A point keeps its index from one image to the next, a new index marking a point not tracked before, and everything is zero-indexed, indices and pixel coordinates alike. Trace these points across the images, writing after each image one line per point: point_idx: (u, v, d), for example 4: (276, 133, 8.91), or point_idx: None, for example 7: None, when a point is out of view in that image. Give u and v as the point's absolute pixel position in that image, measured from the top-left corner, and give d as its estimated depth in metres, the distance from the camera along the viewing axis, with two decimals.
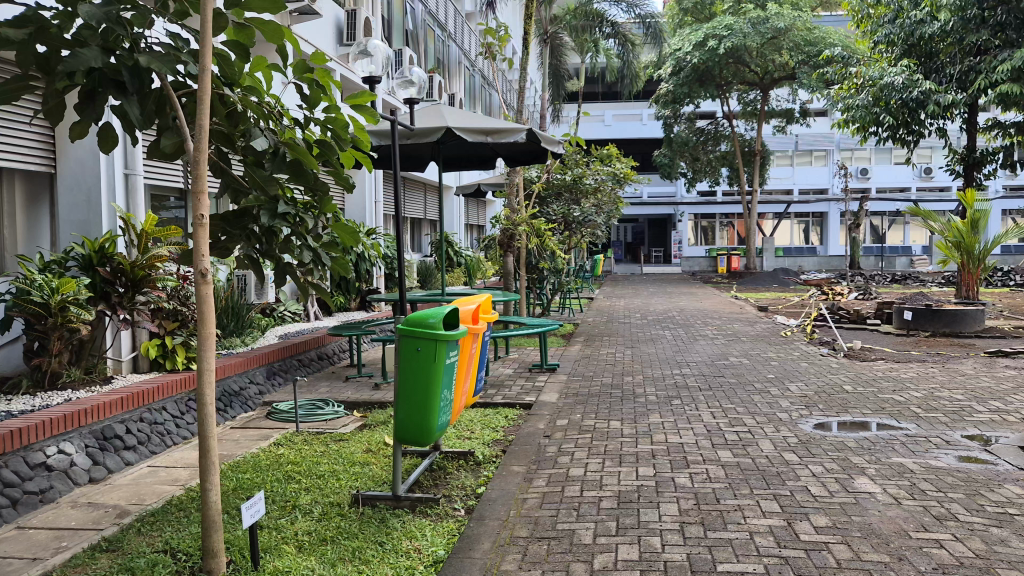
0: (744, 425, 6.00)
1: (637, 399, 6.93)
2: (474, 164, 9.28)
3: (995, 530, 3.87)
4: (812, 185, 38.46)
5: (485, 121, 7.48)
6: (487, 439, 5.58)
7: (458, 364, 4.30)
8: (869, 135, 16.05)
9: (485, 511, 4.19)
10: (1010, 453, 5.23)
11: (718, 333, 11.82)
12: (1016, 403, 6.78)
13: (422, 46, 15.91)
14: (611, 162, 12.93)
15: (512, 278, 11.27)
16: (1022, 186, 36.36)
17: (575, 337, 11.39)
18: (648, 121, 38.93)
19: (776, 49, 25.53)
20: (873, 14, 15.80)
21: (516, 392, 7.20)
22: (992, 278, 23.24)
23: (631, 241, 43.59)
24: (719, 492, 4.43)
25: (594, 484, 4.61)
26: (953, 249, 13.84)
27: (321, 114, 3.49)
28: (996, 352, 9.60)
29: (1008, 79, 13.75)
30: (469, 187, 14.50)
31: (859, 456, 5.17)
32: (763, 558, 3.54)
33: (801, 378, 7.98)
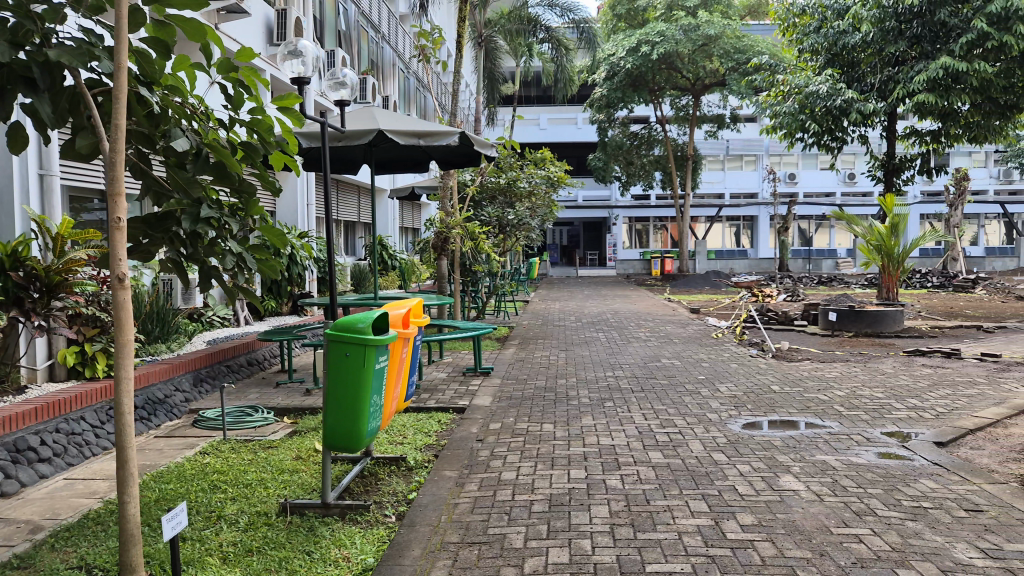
0: (675, 426, 6.10)
1: (569, 402, 6.97)
2: (408, 167, 9.23)
3: (910, 524, 4.01)
4: (743, 189, 39.34)
5: (419, 124, 7.46)
6: (419, 444, 5.54)
7: (388, 370, 4.27)
8: (795, 141, 16.52)
9: (415, 517, 4.16)
10: (925, 448, 5.43)
11: (651, 335, 11.99)
12: (931, 400, 7.05)
13: (355, 47, 15.76)
14: (545, 165, 12.89)
15: (446, 281, 11.24)
16: (938, 191, 37.83)
17: (510, 340, 11.41)
18: (583, 124, 39.35)
19: (707, 55, 26.12)
20: (799, 23, 16.27)
21: (450, 396, 7.18)
22: (911, 280, 24.13)
23: (567, 244, 43.86)
24: (649, 493, 4.50)
25: (525, 488, 4.62)
26: (875, 251, 14.31)
27: (247, 115, 3.39)
28: (914, 351, 9.94)
29: (925, 89, 14.30)
30: (403, 190, 14.41)
31: (784, 455, 5.30)
32: (690, 558, 3.59)
33: (731, 378, 8.16)
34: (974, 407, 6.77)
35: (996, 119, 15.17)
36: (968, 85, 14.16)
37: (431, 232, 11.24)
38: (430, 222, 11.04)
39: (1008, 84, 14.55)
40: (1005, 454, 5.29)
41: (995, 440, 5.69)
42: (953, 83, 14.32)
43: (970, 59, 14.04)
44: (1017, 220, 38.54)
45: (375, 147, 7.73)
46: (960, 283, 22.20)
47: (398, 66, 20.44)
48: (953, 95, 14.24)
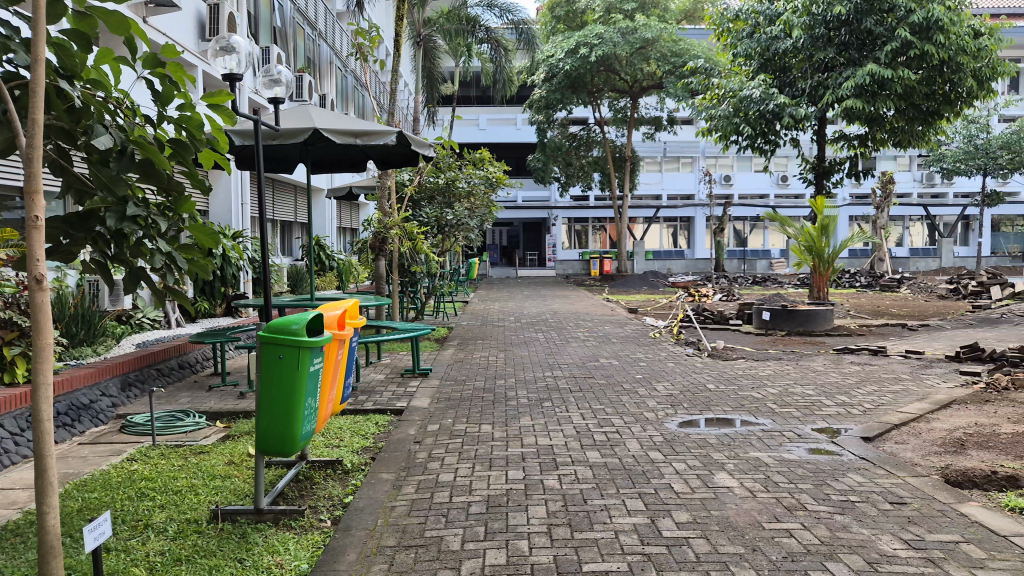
0: (612, 425, 6.15)
1: (508, 402, 6.98)
2: (345, 167, 9.12)
3: (838, 517, 4.11)
4: (680, 191, 39.92)
5: (355, 124, 7.38)
6: (356, 447, 5.48)
7: (323, 371, 4.20)
8: (730, 144, 16.81)
9: (352, 521, 4.09)
10: (852, 444, 5.59)
11: (589, 335, 12.06)
12: (858, 397, 7.27)
13: (291, 44, 15.49)
14: (484, 165, 12.83)
15: (384, 282, 11.12)
16: (866, 194, 39.01)
17: (449, 340, 11.35)
18: (522, 125, 39.47)
19: (644, 58, 26.47)
20: (733, 28, 16.55)
21: (388, 398, 7.10)
22: (841, 280, 24.81)
23: (507, 245, 43.86)
24: (587, 493, 4.52)
25: (463, 489, 4.60)
26: (806, 251, 14.66)
27: (175, 113, 3.26)
28: (844, 350, 10.19)
29: (853, 95, 14.72)
30: (340, 190, 14.21)
31: (719, 452, 5.39)
32: (627, 556, 3.62)
33: (667, 377, 8.25)
34: (899, 402, 7.00)
35: (919, 124, 15.72)
36: (893, 92, 14.63)
37: (369, 232, 11.11)
38: (368, 223, 10.93)
39: (930, 91, 15.09)
40: (926, 448, 5.48)
41: (918, 434, 5.89)
42: (879, 89, 14.78)
43: (895, 67, 14.54)
44: (939, 222, 40.08)
45: (310, 146, 7.61)
46: (886, 283, 22.95)
47: (335, 64, 20.15)
48: (879, 101, 14.70)
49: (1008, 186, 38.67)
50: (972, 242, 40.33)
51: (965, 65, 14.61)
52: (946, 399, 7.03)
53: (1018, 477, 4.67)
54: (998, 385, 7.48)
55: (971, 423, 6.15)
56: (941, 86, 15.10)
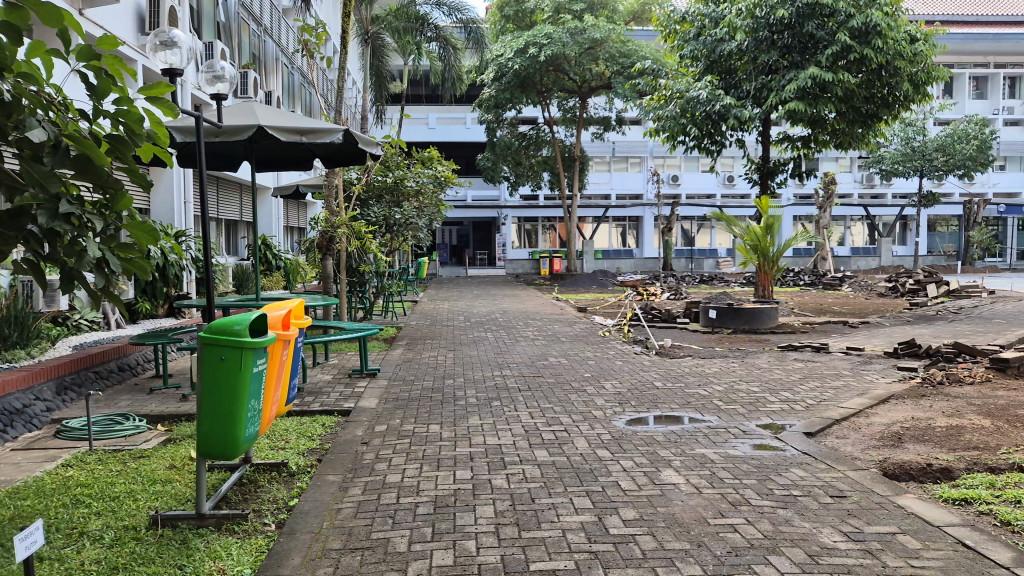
0: (561, 423, 6.17)
1: (457, 402, 6.95)
2: (291, 165, 8.99)
3: (781, 512, 4.19)
4: (628, 191, 40.30)
5: (300, 120, 7.26)
6: (302, 449, 5.40)
7: (267, 373, 4.13)
8: (678, 144, 16.96)
9: (297, 525, 4.03)
10: (795, 439, 5.70)
11: (538, 334, 12.08)
12: (801, 393, 7.41)
13: (235, 40, 15.20)
14: (432, 164, 12.91)
15: (332, 282, 11.00)
16: (809, 194, 39.87)
17: (398, 340, 11.27)
18: (472, 124, 39.43)
19: (593, 58, 26.65)
20: (680, 30, 16.73)
21: (335, 399, 7.02)
22: (785, 278, 25.29)
23: (456, 244, 43.79)
24: (534, 492, 4.51)
25: (410, 490, 4.56)
26: (751, 250, 14.90)
27: (112, 106, 3.16)
28: (787, 347, 10.37)
29: (796, 97, 15.01)
30: (287, 188, 14.00)
31: (666, 449, 5.45)
32: (574, 554, 3.64)
33: (616, 375, 8.32)
34: (840, 398, 7.16)
35: (859, 127, 16.11)
36: (834, 94, 14.98)
37: (316, 231, 10.98)
38: (315, 222, 10.79)
39: (869, 95, 15.47)
40: (866, 442, 5.62)
41: (857, 429, 6.03)
42: (820, 92, 15.10)
43: (836, 70, 14.88)
44: (878, 222, 41.17)
45: (254, 144, 7.47)
46: (829, 282, 23.48)
47: (281, 60, 19.82)
48: (821, 104, 15.01)
49: (943, 187, 39.95)
50: (910, 241, 41.54)
51: (902, 69, 15.02)
52: (884, 394, 7.21)
53: (951, 469, 4.82)
54: (934, 381, 7.72)
55: (908, 418, 6.33)
56: (880, 90, 15.50)
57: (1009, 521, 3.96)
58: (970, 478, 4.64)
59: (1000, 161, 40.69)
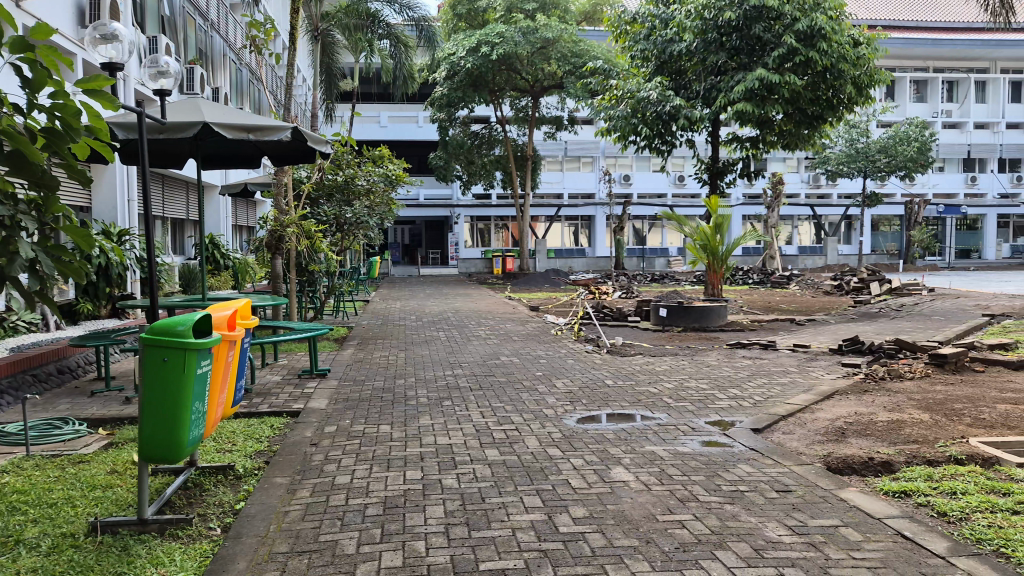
0: (511, 422, 6.18)
1: (407, 402, 6.91)
2: (239, 163, 8.84)
3: (728, 507, 4.25)
4: (581, 190, 40.54)
5: (248, 118, 7.16)
6: (249, 451, 5.32)
7: (212, 374, 4.05)
8: (629, 144, 17.08)
9: (242, 529, 3.97)
10: (742, 435, 5.79)
11: (490, 333, 12.09)
12: (749, 390, 7.52)
13: (180, 35, 14.89)
14: (384, 163, 12.73)
15: (281, 281, 10.84)
16: (757, 194, 40.55)
17: (349, 340, 11.17)
18: (424, 123, 39.32)
19: (545, 57, 26.76)
20: (630, 30, 16.88)
21: (283, 400, 6.92)
22: (734, 276, 25.67)
23: (409, 243, 43.59)
24: (485, 492, 4.51)
25: (359, 491, 4.52)
26: (701, 250, 15.07)
27: (47, 100, 3.04)
28: (736, 345, 10.52)
29: (743, 99, 15.25)
30: (235, 186, 13.76)
31: (617, 447, 5.48)
32: (523, 553, 3.64)
33: (567, 374, 8.35)
34: (786, 394, 7.29)
35: (805, 128, 16.43)
36: (781, 96, 15.27)
37: (265, 230, 10.83)
38: (263, 221, 10.65)
39: (814, 96, 15.78)
40: (810, 437, 5.73)
41: (803, 424, 6.15)
42: (767, 93, 15.37)
43: (782, 72, 15.16)
44: (824, 221, 42.04)
45: (200, 141, 7.32)
46: (777, 280, 23.91)
47: (228, 57, 19.47)
48: (768, 105, 15.27)
49: (886, 188, 41.03)
50: (854, 241, 42.56)
51: (846, 72, 15.34)
52: (829, 390, 7.36)
53: (891, 462, 4.95)
54: (876, 376, 7.91)
55: (851, 413, 6.47)
56: (825, 92, 15.83)
57: (945, 512, 4.07)
58: (909, 471, 4.77)
59: (939, 163, 41.94)
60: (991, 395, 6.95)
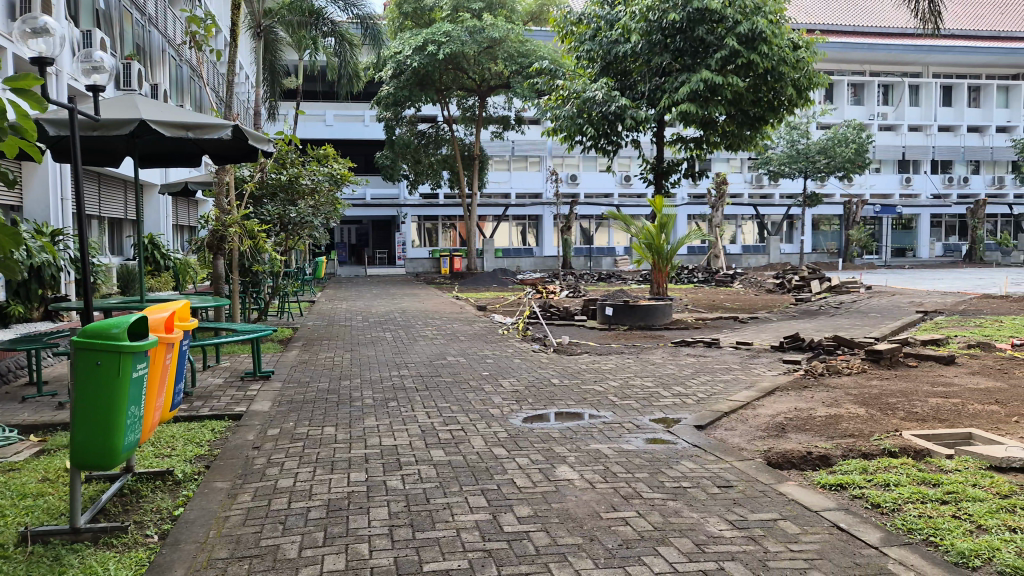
0: (457, 422, 6.16)
1: (352, 404, 6.84)
2: (179, 161, 8.64)
3: (671, 503, 4.30)
4: (528, 190, 40.65)
5: (188, 115, 6.99)
6: (189, 455, 5.21)
7: (149, 378, 3.96)
8: (575, 144, 17.17)
9: (181, 534, 3.88)
10: (685, 432, 5.87)
11: (436, 333, 12.04)
12: (693, 387, 7.64)
13: (116, 29, 14.49)
14: (328, 162, 12.68)
15: (223, 282, 10.64)
16: (702, 194, 41.15)
17: (293, 341, 11.04)
18: (370, 122, 39.15)
19: (492, 57, 26.73)
20: (576, 31, 16.99)
21: (225, 403, 6.79)
22: (679, 275, 25.99)
23: (355, 243, 43.20)
24: (429, 492, 4.49)
25: (302, 495, 4.46)
26: (646, 249, 15.21)
27: None
28: (679, 343, 10.67)
29: (687, 100, 15.44)
30: (175, 184, 13.46)
31: (562, 445, 5.52)
32: (468, 553, 3.63)
33: (514, 373, 8.36)
34: (729, 391, 7.41)
35: (747, 129, 16.68)
36: (724, 97, 15.52)
37: (206, 230, 10.62)
38: (204, 220, 10.44)
39: (756, 98, 16.10)
40: (752, 433, 5.84)
41: (745, 421, 6.26)
42: (710, 95, 15.62)
43: (725, 74, 15.44)
44: (766, 221, 42.82)
45: (136, 138, 7.12)
46: (720, 279, 24.30)
47: (167, 52, 19.04)
48: (711, 106, 15.54)
49: (825, 188, 42.03)
50: (796, 240, 43.50)
51: (786, 75, 15.70)
52: (770, 387, 7.52)
53: (829, 456, 5.07)
54: (815, 372, 8.10)
55: (791, 408, 6.61)
56: (767, 94, 16.18)
57: (878, 503, 4.19)
58: (845, 464, 4.89)
59: (876, 164, 43.17)
60: (924, 389, 7.18)
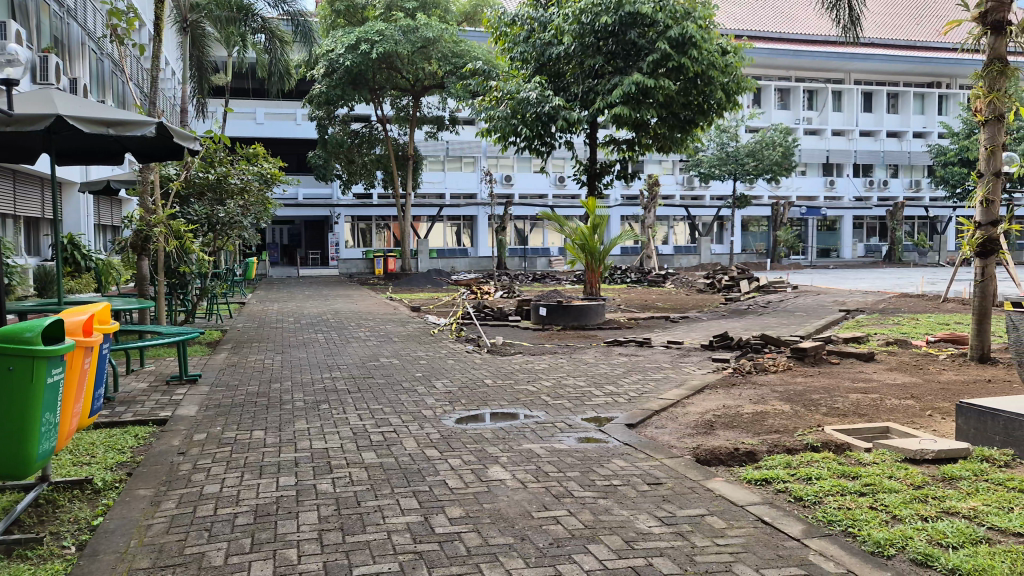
0: (390, 424, 6.11)
1: (283, 407, 6.72)
2: (99, 159, 8.37)
3: (601, 501, 4.35)
4: (462, 190, 40.64)
5: (109, 110, 6.77)
6: (110, 463, 5.05)
7: (66, 384, 3.82)
8: (508, 144, 17.23)
9: (100, 545, 3.76)
10: (617, 430, 5.94)
11: (370, 335, 11.93)
12: (624, 386, 7.74)
13: (32, 21, 13.93)
14: (257, 161, 12.37)
15: (148, 284, 10.34)
16: (635, 195, 41.80)
17: (221, 343, 10.80)
18: (302, 121, 38.56)
19: (425, 57, 26.55)
20: (509, 32, 17.06)
21: (149, 408, 6.60)
22: (613, 275, 26.31)
23: (287, 243, 42.51)
24: (360, 495, 4.45)
25: (229, 500, 4.37)
26: (579, 250, 15.36)
27: None
28: (612, 342, 10.78)
29: (621, 102, 15.61)
30: (96, 182, 13.01)
31: (494, 446, 5.52)
32: (399, 555, 3.61)
33: (447, 374, 8.34)
34: (659, 390, 7.54)
35: (678, 132, 16.96)
36: (656, 100, 15.75)
37: (129, 230, 10.29)
38: (128, 220, 10.12)
39: (686, 102, 16.43)
40: (681, 430, 5.95)
41: (674, 419, 6.37)
42: (643, 97, 15.81)
43: (656, 77, 15.72)
44: (697, 222, 43.68)
45: (53, 134, 6.88)
46: (653, 279, 24.70)
47: (88, 46, 18.42)
48: (643, 109, 15.75)
49: (754, 190, 43.15)
50: (725, 240, 44.46)
51: (714, 79, 16.18)
52: (699, 385, 7.67)
53: (755, 452, 5.19)
54: (743, 370, 8.29)
55: (719, 406, 6.75)
56: (696, 97, 16.51)
57: (800, 497, 4.31)
58: (770, 459, 5.02)
59: (802, 166, 44.47)
60: (845, 386, 7.43)
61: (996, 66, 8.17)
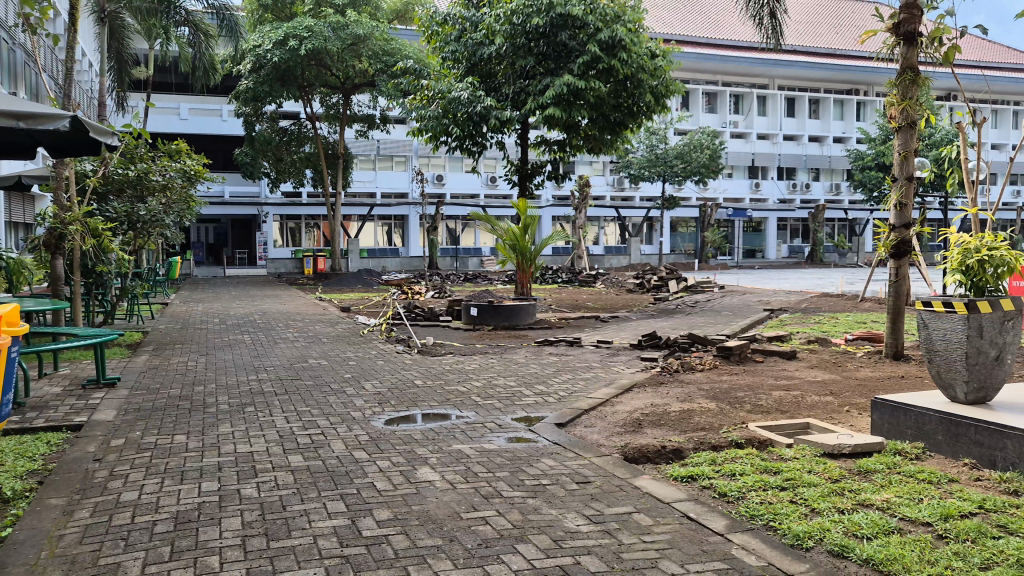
0: (317, 427, 6.01)
1: (206, 410, 6.55)
2: (9, 152, 8.02)
3: (530, 501, 4.36)
4: (393, 189, 40.31)
5: (18, 102, 6.47)
6: (19, 472, 4.83)
7: None
8: (439, 144, 17.17)
9: (7, 558, 3.59)
10: (547, 430, 5.97)
11: (298, 336, 11.73)
12: (554, 386, 7.79)
13: None
14: (180, 157, 12.05)
15: (63, 284, 9.93)
16: (565, 196, 42.17)
17: (142, 345, 10.46)
18: (228, 117, 37.69)
19: (355, 55, 26.19)
20: (441, 31, 17.00)
21: (62, 414, 6.33)
22: (544, 275, 26.44)
23: (213, 242, 41.50)
24: (286, 499, 4.37)
25: (147, 507, 4.23)
26: (510, 249, 15.40)
27: None
28: (542, 342, 10.83)
29: (553, 103, 15.66)
30: (7, 177, 12.44)
31: (423, 447, 5.48)
32: (324, 560, 3.55)
33: (376, 376, 8.24)
34: (588, 389, 7.60)
35: (608, 134, 17.16)
36: (586, 101, 15.88)
37: (43, 227, 9.87)
38: (41, 216, 9.71)
39: (616, 103, 16.60)
40: (610, 429, 6.01)
41: (603, 418, 6.43)
42: (573, 98, 15.88)
43: (587, 78, 15.85)
44: (627, 222, 44.30)
45: None
46: (583, 279, 24.96)
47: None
48: (574, 110, 15.83)
49: (682, 192, 43.98)
50: (655, 241, 45.19)
51: (644, 81, 16.41)
52: (628, 384, 7.78)
53: (681, 450, 5.27)
54: (671, 369, 8.41)
55: (646, 405, 6.84)
56: (626, 99, 16.70)
57: (724, 492, 4.40)
58: (696, 457, 5.11)
59: (728, 169, 45.51)
60: (767, 383, 7.62)
61: (908, 76, 8.50)
